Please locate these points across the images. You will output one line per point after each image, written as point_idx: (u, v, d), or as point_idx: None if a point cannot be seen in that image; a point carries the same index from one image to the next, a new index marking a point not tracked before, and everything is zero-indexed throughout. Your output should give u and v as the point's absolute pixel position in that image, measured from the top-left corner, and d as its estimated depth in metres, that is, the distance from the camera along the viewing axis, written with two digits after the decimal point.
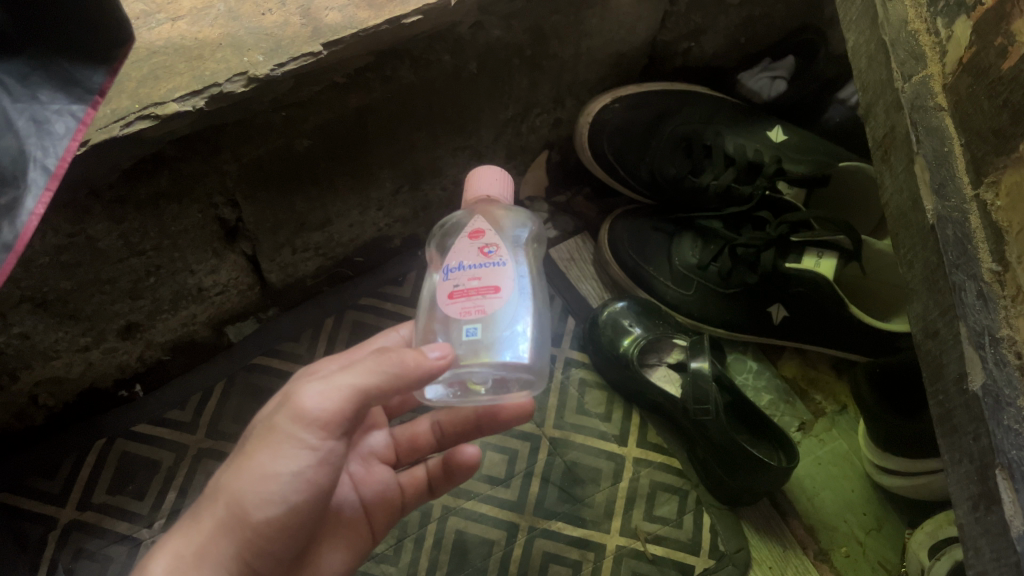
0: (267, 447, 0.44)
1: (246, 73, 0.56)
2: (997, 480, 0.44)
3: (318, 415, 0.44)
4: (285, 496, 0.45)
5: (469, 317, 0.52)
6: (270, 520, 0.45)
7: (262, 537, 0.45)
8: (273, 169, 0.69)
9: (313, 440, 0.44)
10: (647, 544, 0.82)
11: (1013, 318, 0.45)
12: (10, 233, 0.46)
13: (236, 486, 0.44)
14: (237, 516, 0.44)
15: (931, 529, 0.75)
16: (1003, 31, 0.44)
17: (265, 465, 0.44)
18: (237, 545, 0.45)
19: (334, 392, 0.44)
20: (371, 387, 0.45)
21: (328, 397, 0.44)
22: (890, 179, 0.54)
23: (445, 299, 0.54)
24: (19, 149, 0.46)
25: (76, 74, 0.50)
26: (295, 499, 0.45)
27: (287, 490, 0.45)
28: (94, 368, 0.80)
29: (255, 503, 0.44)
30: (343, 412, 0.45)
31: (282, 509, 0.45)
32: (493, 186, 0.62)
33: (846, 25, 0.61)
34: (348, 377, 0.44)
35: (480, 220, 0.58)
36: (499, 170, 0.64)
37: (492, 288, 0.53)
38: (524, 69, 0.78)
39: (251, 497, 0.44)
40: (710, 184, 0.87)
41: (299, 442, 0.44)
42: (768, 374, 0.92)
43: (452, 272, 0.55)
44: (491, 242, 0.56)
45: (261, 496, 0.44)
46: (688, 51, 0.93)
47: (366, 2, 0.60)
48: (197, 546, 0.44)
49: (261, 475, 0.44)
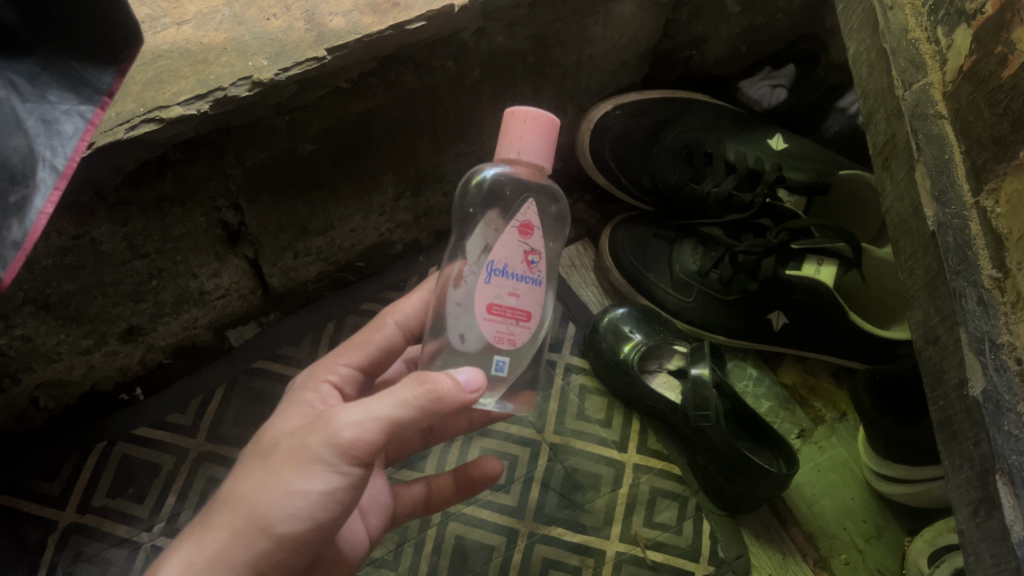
0: (297, 466, 0.44)
1: (251, 77, 0.56)
2: (997, 485, 0.44)
3: (353, 442, 0.44)
4: (310, 514, 0.45)
5: (500, 346, 0.53)
6: (291, 535, 0.45)
7: (280, 551, 0.45)
8: (275, 173, 0.69)
9: (343, 465, 0.45)
10: (647, 551, 0.82)
11: (1013, 324, 0.45)
12: (19, 230, 0.45)
13: (260, 499, 0.44)
14: (260, 529, 0.44)
15: (930, 536, 0.75)
16: (1003, 40, 0.44)
17: (293, 481, 0.44)
18: (253, 556, 0.44)
19: (369, 422, 0.44)
20: (406, 419, 0.45)
21: (364, 425, 0.44)
22: (890, 186, 0.55)
23: (483, 312, 0.52)
24: (28, 147, 0.46)
25: (85, 75, 0.50)
26: (318, 518, 0.45)
27: (313, 508, 0.45)
28: (95, 370, 0.80)
29: (280, 518, 0.44)
30: (376, 441, 0.44)
31: (305, 525, 0.45)
32: (542, 152, 0.54)
33: (847, 34, 0.62)
34: (383, 406, 0.44)
35: (530, 210, 0.55)
36: (547, 125, 0.53)
37: (525, 313, 0.54)
38: (527, 77, 0.79)
39: (276, 511, 0.44)
40: (710, 191, 0.88)
41: (331, 465, 0.44)
42: (767, 381, 0.92)
43: (495, 280, 0.52)
44: (535, 249, 0.54)
45: (286, 512, 0.44)
46: (690, 58, 0.94)
47: (371, 8, 0.60)
48: (211, 554, 0.44)
49: (288, 491, 0.44)
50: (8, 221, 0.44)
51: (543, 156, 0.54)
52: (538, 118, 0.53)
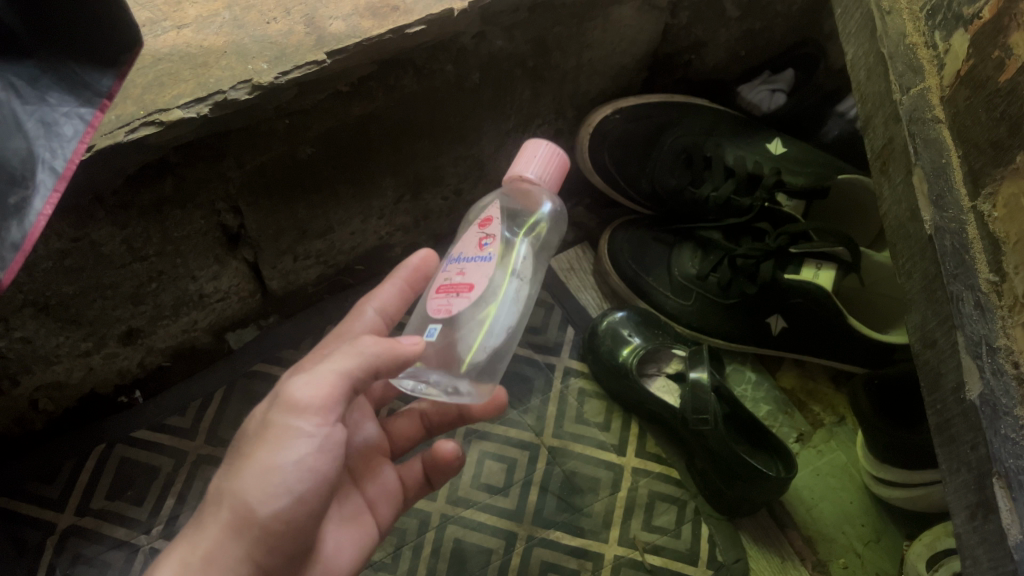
0: (268, 443, 0.47)
1: (250, 81, 0.57)
2: (994, 488, 0.44)
3: (309, 402, 0.47)
4: (290, 487, 0.47)
5: (438, 317, 0.55)
6: (277, 513, 0.47)
7: (271, 531, 0.47)
8: (276, 177, 0.69)
9: (307, 428, 0.47)
10: (646, 555, 0.82)
11: (1011, 328, 0.45)
12: (18, 231, 0.45)
13: (240, 486, 0.47)
14: (244, 514, 0.47)
15: (929, 540, 0.74)
16: (1001, 45, 0.44)
17: (265, 459, 0.47)
18: (244, 541, 0.47)
19: (318, 379, 0.47)
20: (353, 369, 0.48)
21: (316, 384, 0.47)
22: (889, 191, 0.55)
23: (433, 292, 0.56)
24: (28, 150, 0.46)
25: (85, 77, 0.50)
26: (299, 490, 0.48)
27: (290, 480, 0.47)
28: (95, 372, 0.80)
29: (260, 499, 0.47)
30: (332, 397, 0.48)
31: (289, 500, 0.47)
32: (553, 180, 0.60)
33: (845, 38, 0.62)
34: (328, 364, 0.48)
35: (495, 207, 0.58)
36: (535, 144, 0.60)
37: (467, 286, 0.55)
38: (526, 80, 0.79)
39: (254, 492, 0.47)
40: (710, 196, 0.88)
41: (297, 431, 0.47)
42: (766, 386, 0.92)
43: (449, 265, 0.57)
44: (490, 234, 0.56)
45: (264, 491, 0.47)
46: (689, 63, 0.94)
47: (370, 12, 0.61)
48: (205, 553, 0.47)
49: (265, 472, 0.47)
50: (8, 222, 0.45)
51: (551, 182, 0.60)
52: (554, 148, 0.60)
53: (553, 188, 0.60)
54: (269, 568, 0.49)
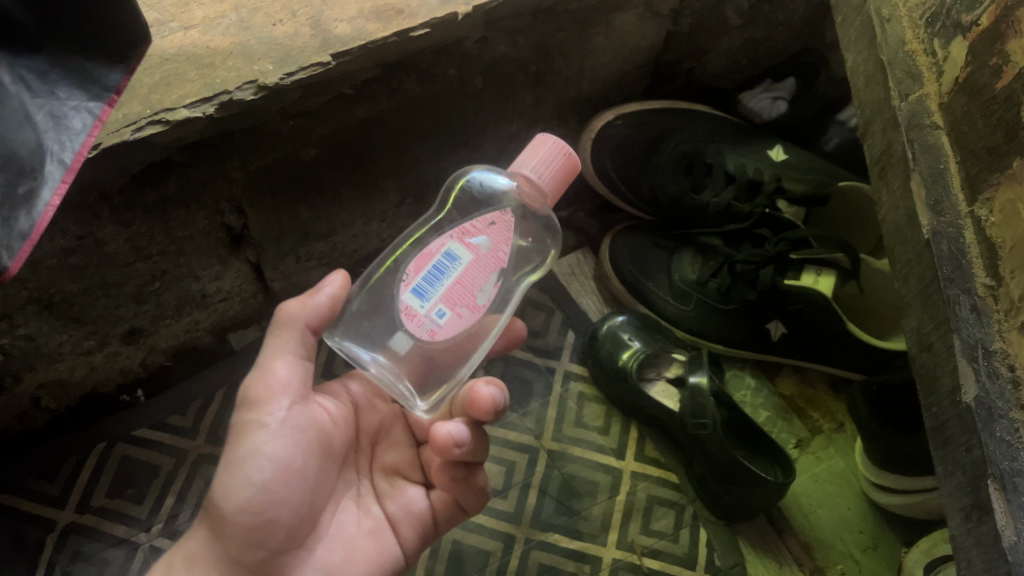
0: (231, 441, 0.52)
1: (256, 81, 0.58)
2: (988, 491, 0.44)
3: (256, 391, 0.52)
4: (253, 479, 0.51)
5: None
6: (243, 504, 0.51)
7: (242, 523, 0.51)
8: (280, 178, 0.70)
9: (263, 419, 0.52)
10: (644, 558, 0.82)
11: (1006, 330, 0.45)
12: (26, 221, 0.46)
13: (213, 486, 0.52)
14: (215, 506, 0.51)
15: (926, 547, 0.74)
16: (998, 52, 0.45)
17: (227, 455, 0.52)
18: (221, 535, 0.52)
19: (262, 366, 0.53)
20: (290, 344, 0.53)
21: (263, 374, 0.53)
22: (887, 196, 0.55)
23: None
24: (36, 143, 0.47)
25: (94, 72, 0.50)
26: (262, 479, 0.51)
27: (249, 471, 0.51)
28: (97, 371, 0.81)
29: (225, 492, 0.51)
30: (277, 380, 0.53)
31: (254, 491, 0.51)
32: (542, 169, 0.54)
33: (845, 45, 0.62)
34: (269, 347, 0.53)
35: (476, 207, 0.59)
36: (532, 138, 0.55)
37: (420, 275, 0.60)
38: (528, 85, 0.80)
39: (220, 485, 0.51)
40: (710, 202, 0.89)
41: (252, 425, 0.52)
42: (766, 391, 0.92)
43: None
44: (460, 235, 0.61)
45: (228, 485, 0.51)
46: (692, 70, 0.95)
47: (376, 15, 0.62)
48: (188, 554, 0.53)
49: (228, 466, 0.51)
50: (17, 212, 0.46)
51: (548, 183, 0.54)
52: (558, 145, 0.55)
53: (549, 192, 0.55)
54: (258, 560, 0.53)
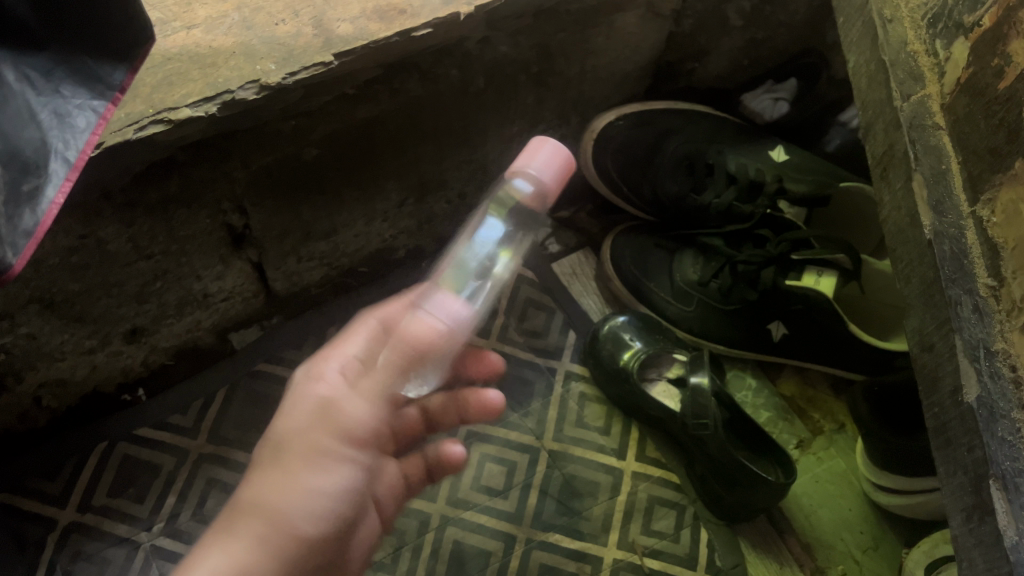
0: (307, 466, 0.47)
1: (258, 81, 0.58)
2: (990, 491, 0.44)
3: (360, 421, 0.49)
4: (332, 510, 0.48)
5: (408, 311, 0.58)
6: (317, 535, 0.47)
7: (307, 554, 0.47)
8: (282, 178, 0.70)
9: (351, 455, 0.48)
10: (645, 558, 0.82)
11: (1008, 331, 0.45)
12: (31, 219, 0.46)
13: (281, 510, 0.46)
14: (288, 534, 0.45)
15: (927, 548, 0.74)
16: (1000, 53, 0.45)
17: (309, 482, 0.47)
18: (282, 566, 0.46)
19: (365, 395, 0.49)
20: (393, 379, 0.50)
21: (361, 406, 0.49)
22: (889, 196, 0.55)
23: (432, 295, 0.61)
24: (41, 140, 0.47)
25: (97, 71, 0.51)
26: (338, 510, 0.48)
27: (330, 503, 0.48)
28: (98, 370, 0.81)
29: (304, 520, 0.46)
30: (373, 420, 0.50)
31: (328, 521, 0.48)
32: (552, 174, 0.54)
33: (846, 46, 0.62)
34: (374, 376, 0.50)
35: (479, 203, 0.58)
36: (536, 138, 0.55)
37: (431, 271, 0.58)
38: (529, 86, 0.80)
39: (299, 513, 0.46)
40: (711, 203, 0.89)
41: (344, 458, 0.48)
42: (766, 392, 0.92)
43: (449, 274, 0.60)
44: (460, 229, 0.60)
45: (308, 513, 0.46)
46: (693, 71, 0.95)
47: (378, 15, 0.62)
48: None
49: (308, 496, 0.46)
50: (21, 210, 0.46)
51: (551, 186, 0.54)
52: (562, 149, 0.54)
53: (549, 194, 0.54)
54: None
